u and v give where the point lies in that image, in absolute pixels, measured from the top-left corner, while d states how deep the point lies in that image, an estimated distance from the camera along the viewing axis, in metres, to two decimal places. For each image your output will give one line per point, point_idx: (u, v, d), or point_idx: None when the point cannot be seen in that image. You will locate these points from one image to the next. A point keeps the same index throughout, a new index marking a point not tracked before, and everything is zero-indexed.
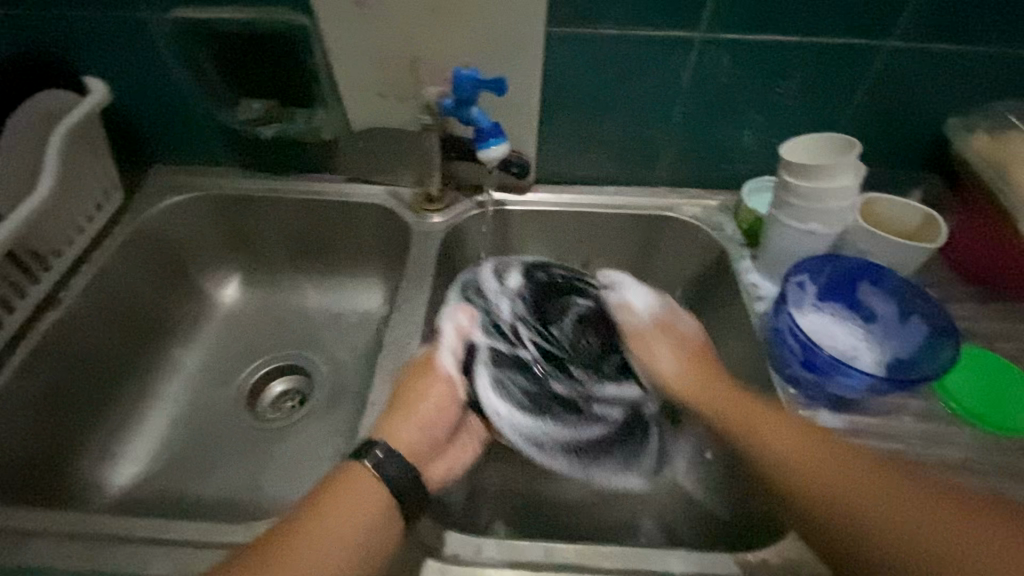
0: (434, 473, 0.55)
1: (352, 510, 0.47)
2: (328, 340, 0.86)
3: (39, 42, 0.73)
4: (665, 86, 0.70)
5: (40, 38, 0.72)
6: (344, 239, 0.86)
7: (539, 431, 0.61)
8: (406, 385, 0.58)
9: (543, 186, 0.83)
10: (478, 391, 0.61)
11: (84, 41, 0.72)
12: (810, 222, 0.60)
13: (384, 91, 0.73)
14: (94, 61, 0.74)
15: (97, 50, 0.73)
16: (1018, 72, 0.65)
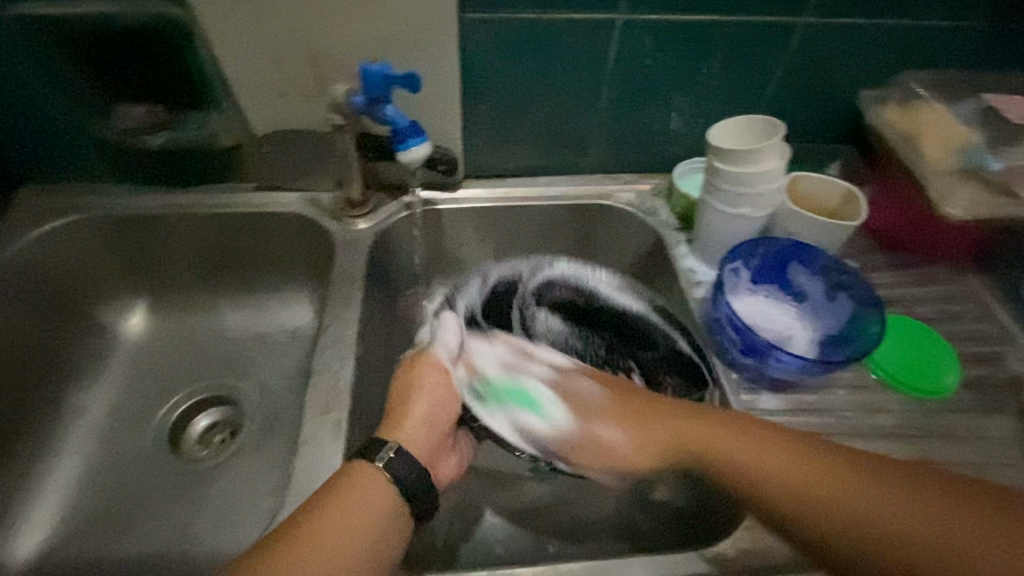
0: (448, 469, 0.56)
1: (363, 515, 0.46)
2: (255, 365, 0.80)
3: None
4: (589, 70, 0.67)
5: None
6: (262, 253, 0.79)
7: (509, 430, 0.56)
8: (404, 380, 0.56)
9: (474, 181, 0.79)
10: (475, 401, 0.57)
11: None
12: (742, 206, 0.60)
13: (288, 89, 0.66)
14: None
15: None
16: (924, 44, 0.67)
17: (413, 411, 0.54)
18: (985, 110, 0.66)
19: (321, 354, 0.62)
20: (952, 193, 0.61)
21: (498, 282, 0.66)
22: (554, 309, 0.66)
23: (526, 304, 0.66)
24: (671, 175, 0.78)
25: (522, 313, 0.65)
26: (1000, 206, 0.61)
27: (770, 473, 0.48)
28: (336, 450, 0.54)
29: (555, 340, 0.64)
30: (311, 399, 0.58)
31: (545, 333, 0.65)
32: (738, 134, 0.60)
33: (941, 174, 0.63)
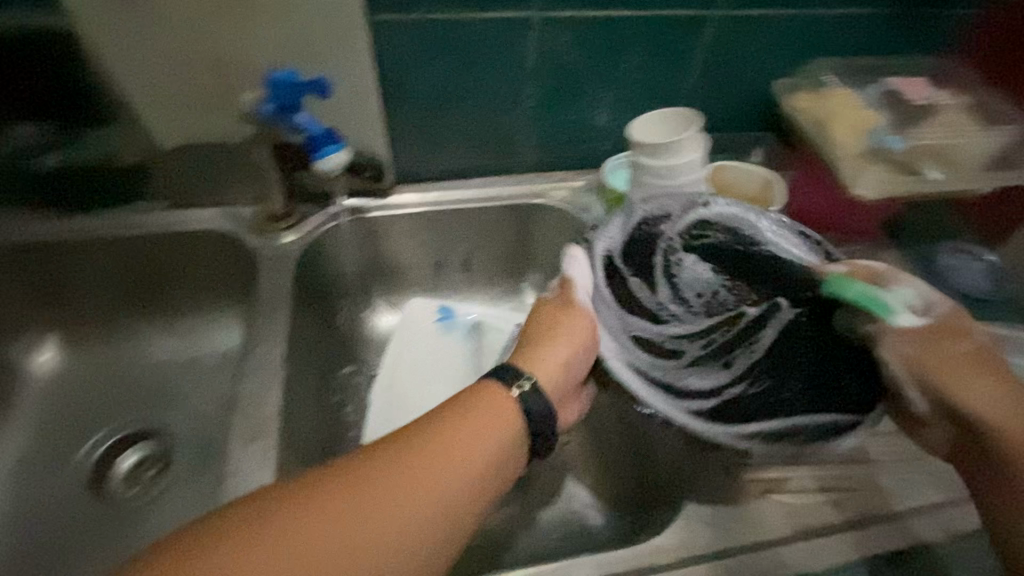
0: (570, 416, 0.52)
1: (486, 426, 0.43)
2: (184, 394, 0.75)
3: None
4: (510, 68, 0.67)
5: None
6: (182, 275, 0.74)
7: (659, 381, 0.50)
8: (549, 318, 0.52)
9: (404, 186, 0.77)
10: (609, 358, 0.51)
11: None
12: (666, 199, 0.61)
13: (192, 101, 0.62)
14: None
15: None
16: (828, 33, 0.70)
17: (556, 351, 0.49)
18: (887, 93, 0.69)
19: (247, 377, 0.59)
20: (862, 174, 0.64)
21: (644, 224, 0.57)
22: (702, 254, 0.55)
23: (671, 248, 0.56)
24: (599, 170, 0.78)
25: (665, 260, 0.55)
26: (907, 184, 0.63)
27: (982, 389, 0.44)
28: (264, 478, 0.52)
29: (705, 292, 0.54)
30: (239, 425, 0.56)
31: (693, 283, 0.54)
32: (661, 124, 0.60)
33: (851, 157, 0.65)
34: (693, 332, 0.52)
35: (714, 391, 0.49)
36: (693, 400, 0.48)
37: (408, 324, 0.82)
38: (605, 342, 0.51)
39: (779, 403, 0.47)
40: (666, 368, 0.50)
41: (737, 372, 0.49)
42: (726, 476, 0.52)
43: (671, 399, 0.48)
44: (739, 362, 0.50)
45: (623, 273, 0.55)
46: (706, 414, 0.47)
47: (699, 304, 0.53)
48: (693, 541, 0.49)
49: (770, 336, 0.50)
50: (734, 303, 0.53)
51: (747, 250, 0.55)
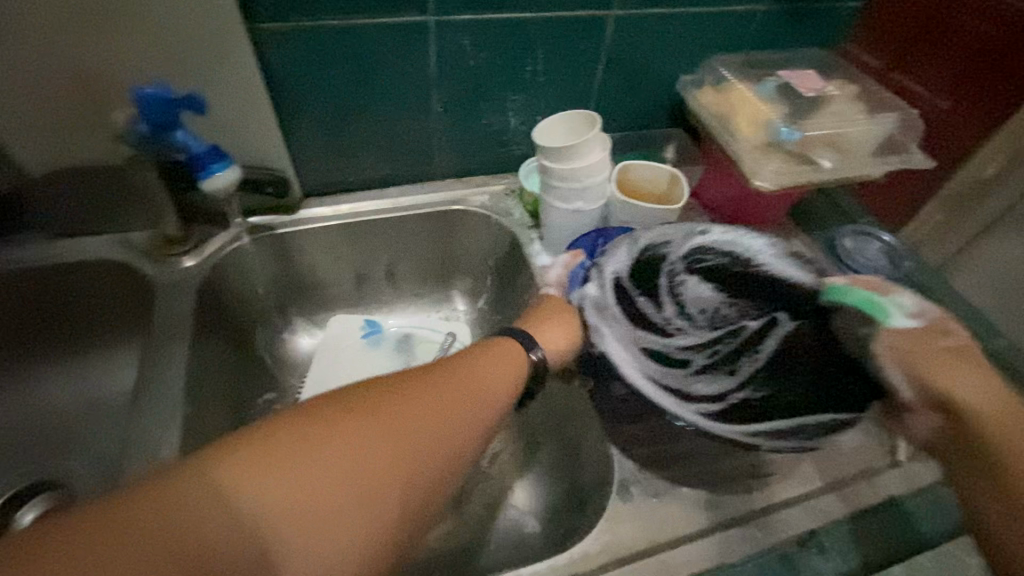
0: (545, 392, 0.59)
1: (507, 365, 0.51)
2: (89, 438, 0.70)
3: None
4: (412, 74, 0.65)
5: None
6: (74, 311, 0.69)
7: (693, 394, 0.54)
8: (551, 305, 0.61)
9: (316, 199, 0.74)
10: (667, 370, 0.56)
11: None
12: (575, 202, 0.61)
13: (56, 122, 0.57)
14: None
15: None
16: (726, 29, 0.72)
17: (553, 329, 0.57)
18: (783, 85, 0.71)
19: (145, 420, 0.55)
20: (761, 166, 0.66)
21: (648, 249, 0.61)
22: (703, 275, 0.62)
23: (676, 272, 0.61)
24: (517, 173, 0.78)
25: (669, 280, 0.61)
26: (804, 173, 0.66)
27: (952, 376, 0.47)
28: None
29: (708, 308, 0.61)
30: (136, 470, 0.52)
31: (696, 301, 0.61)
32: (569, 126, 0.60)
33: (751, 150, 0.67)
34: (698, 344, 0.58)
35: (720, 396, 0.54)
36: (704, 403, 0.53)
37: (329, 343, 0.79)
38: (619, 355, 0.54)
39: (779, 403, 0.53)
40: (677, 376, 0.55)
41: (742, 378, 0.56)
42: (643, 473, 0.53)
43: (683, 401, 0.53)
44: (743, 369, 0.56)
45: (632, 294, 0.59)
46: (717, 415, 0.52)
47: (703, 319, 0.60)
48: (615, 544, 0.49)
49: (769, 347, 0.58)
50: (736, 318, 0.60)
51: (742, 273, 0.60)
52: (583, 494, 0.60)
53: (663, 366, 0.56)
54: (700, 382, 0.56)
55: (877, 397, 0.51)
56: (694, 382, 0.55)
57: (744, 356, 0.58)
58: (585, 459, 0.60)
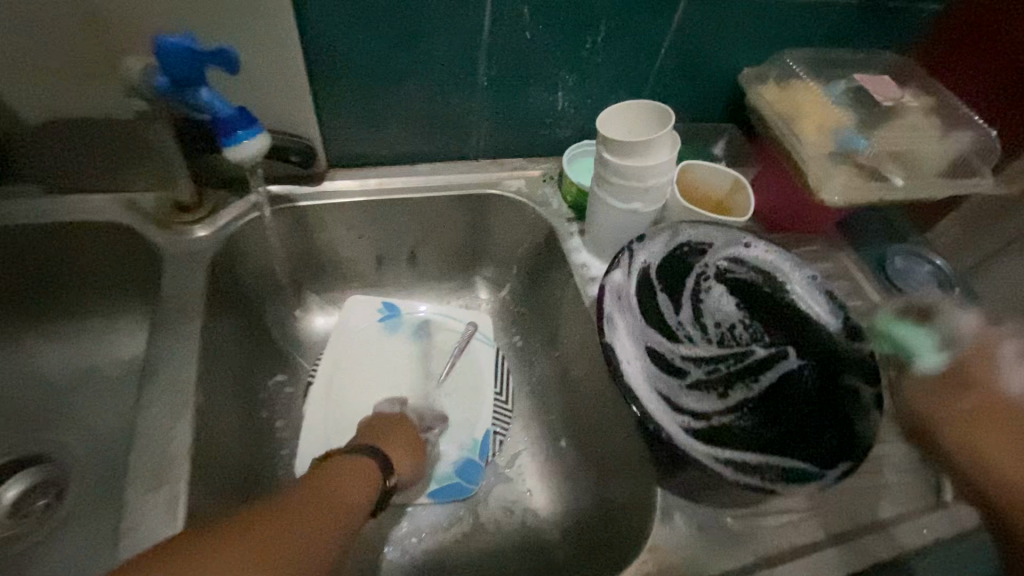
0: None
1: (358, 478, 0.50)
2: (81, 409, 0.65)
3: None
4: (461, 43, 0.58)
5: None
6: (68, 274, 0.63)
7: (672, 406, 0.44)
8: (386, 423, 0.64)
9: (341, 171, 0.68)
10: (658, 375, 0.45)
11: None
12: (632, 202, 0.56)
13: (57, 65, 0.49)
14: None
15: None
16: (802, 21, 0.66)
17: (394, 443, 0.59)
18: (855, 90, 0.67)
19: (150, 411, 0.50)
20: (828, 177, 0.61)
21: (689, 245, 0.52)
22: (730, 286, 0.52)
23: (705, 273, 0.52)
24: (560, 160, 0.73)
25: (694, 283, 0.51)
26: (871, 189, 0.62)
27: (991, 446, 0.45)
28: (173, 529, 0.45)
29: (725, 323, 0.50)
30: (140, 464, 0.47)
31: (715, 312, 0.51)
32: (648, 123, 0.55)
33: (817, 158, 0.63)
34: (700, 356, 0.48)
35: (706, 416, 0.44)
36: (685, 418, 0.43)
37: (343, 329, 0.74)
38: (624, 349, 0.44)
39: (765, 439, 0.43)
40: (670, 382, 0.45)
41: (731, 405, 0.45)
42: (688, 501, 0.50)
43: (667, 409, 0.43)
44: (737, 394, 0.46)
45: (654, 286, 0.50)
46: (698, 435, 0.42)
47: (716, 332, 0.50)
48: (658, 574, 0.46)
49: (768, 379, 0.47)
50: (747, 339, 0.50)
51: (771, 297, 0.51)
52: (613, 509, 0.57)
53: (654, 369, 0.45)
54: (690, 397, 0.45)
55: (855, 455, 0.41)
56: (680, 394, 0.45)
57: (743, 384, 0.47)
58: (618, 472, 0.58)
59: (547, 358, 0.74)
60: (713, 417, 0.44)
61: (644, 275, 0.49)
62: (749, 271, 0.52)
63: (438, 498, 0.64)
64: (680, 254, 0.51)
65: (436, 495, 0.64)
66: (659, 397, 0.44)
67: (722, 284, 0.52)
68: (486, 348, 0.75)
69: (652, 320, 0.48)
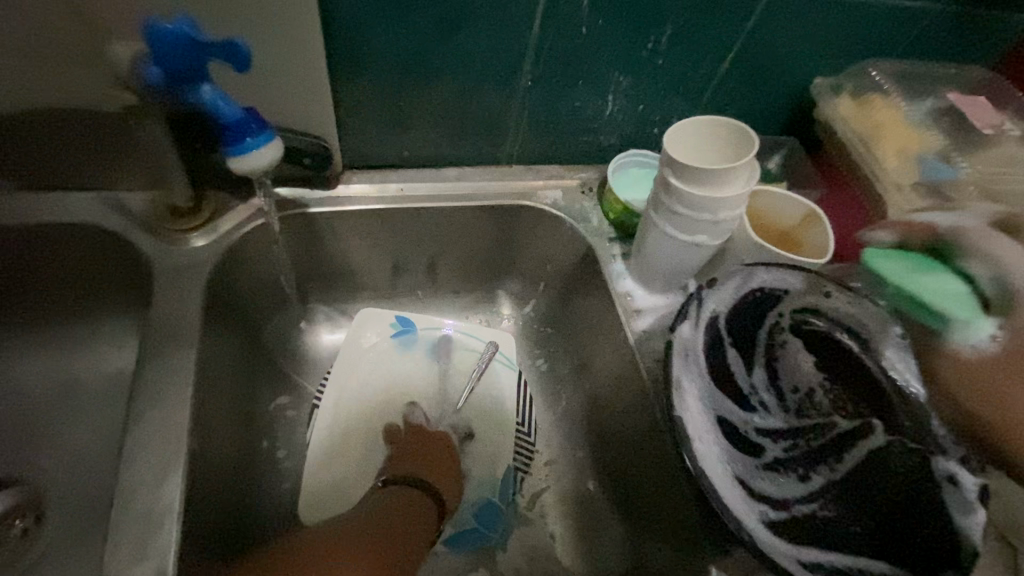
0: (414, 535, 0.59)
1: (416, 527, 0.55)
2: (59, 428, 0.59)
3: None
4: (504, 38, 0.50)
5: None
6: (44, 278, 0.55)
7: (745, 491, 0.39)
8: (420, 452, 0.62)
9: (357, 174, 0.60)
10: (730, 452, 0.40)
11: None
12: (698, 235, 0.49)
13: (30, 44, 0.42)
14: None
15: None
16: (893, 28, 0.58)
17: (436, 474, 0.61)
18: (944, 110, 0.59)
19: (136, 456, 0.44)
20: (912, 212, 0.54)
21: (764, 291, 0.45)
22: (810, 342, 0.45)
23: (780, 327, 0.45)
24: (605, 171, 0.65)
25: (768, 338, 0.45)
26: None
27: None
28: None
29: (802, 388, 0.44)
30: (126, 519, 0.42)
31: (791, 374, 0.45)
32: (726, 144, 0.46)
33: (900, 188, 0.55)
34: (774, 429, 0.43)
35: (783, 504, 0.39)
36: (759, 507, 0.38)
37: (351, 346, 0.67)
38: (695, 422, 0.39)
39: (855, 538, 0.37)
40: (742, 461, 0.40)
41: (811, 490, 0.40)
42: None
43: (742, 497, 0.38)
44: (819, 477, 0.41)
45: (725, 342, 0.44)
46: (775, 529, 0.37)
47: (791, 401, 0.44)
48: None
49: (853, 459, 0.41)
50: (826, 409, 0.44)
51: (856, 359, 0.45)
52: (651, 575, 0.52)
53: (726, 444, 0.40)
54: (763, 479, 0.40)
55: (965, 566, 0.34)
56: (754, 476, 0.40)
57: (824, 462, 0.41)
58: (658, 534, 0.52)
59: (577, 388, 0.67)
60: (791, 504, 0.39)
61: (714, 328, 0.43)
62: (832, 326, 0.46)
63: (454, 544, 0.59)
64: (754, 301, 0.45)
65: (451, 542, 0.59)
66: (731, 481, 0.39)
67: (800, 340, 0.45)
68: (508, 372, 0.68)
69: (723, 384, 0.42)
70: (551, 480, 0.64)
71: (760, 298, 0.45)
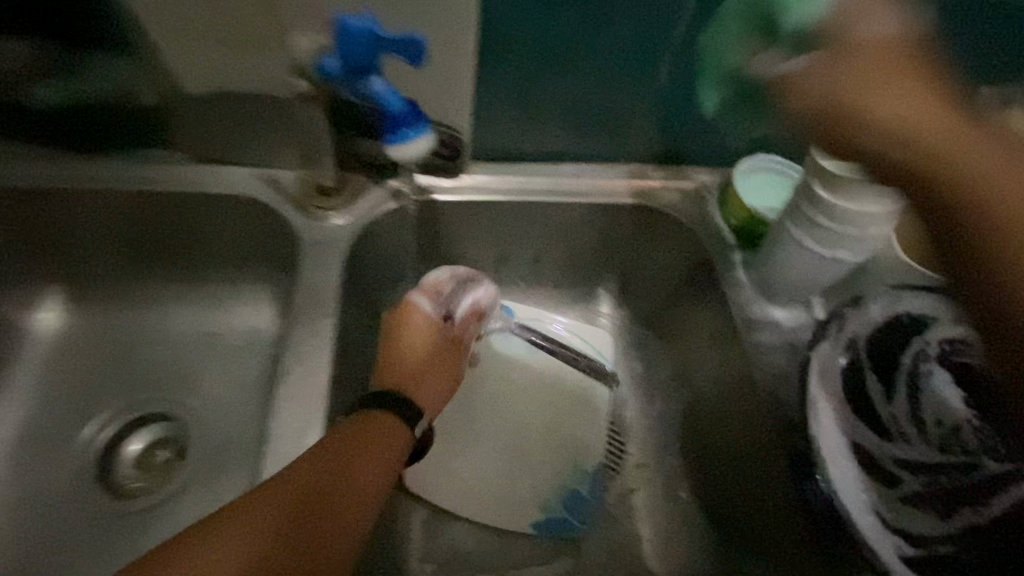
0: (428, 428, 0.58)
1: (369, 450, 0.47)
2: (201, 376, 0.65)
3: None
4: (645, 35, 0.50)
5: None
6: (201, 241, 0.62)
7: (881, 524, 0.38)
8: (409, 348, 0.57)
9: (481, 165, 0.62)
10: (864, 481, 0.39)
11: None
12: (838, 251, 0.49)
13: (228, 32, 0.47)
14: None
15: None
16: None
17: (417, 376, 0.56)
18: None
19: (278, 409, 0.49)
20: None
21: (909, 319, 0.43)
22: (961, 374, 0.42)
23: (926, 355, 0.43)
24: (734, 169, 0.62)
25: (912, 365, 0.43)
26: None
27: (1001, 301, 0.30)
28: None
29: (950, 422, 0.41)
30: (271, 464, 0.47)
31: (936, 405, 0.42)
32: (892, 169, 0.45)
33: None
34: (916, 461, 0.41)
35: (920, 541, 0.38)
36: (896, 541, 0.38)
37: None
38: (830, 442, 0.40)
39: None
40: (877, 492, 0.39)
41: (953, 531, 0.38)
42: None
43: (875, 529, 0.38)
44: (962, 518, 0.39)
45: (863, 366, 0.43)
46: (909, 566, 0.37)
47: (936, 434, 0.41)
48: None
49: (1000, 503, 0.39)
50: (978, 446, 0.41)
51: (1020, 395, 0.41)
52: None
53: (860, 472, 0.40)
54: (900, 512, 0.39)
55: None
56: (891, 509, 0.39)
57: (971, 505, 0.39)
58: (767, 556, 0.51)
59: (675, 396, 0.66)
60: (930, 541, 0.38)
61: (851, 351, 0.43)
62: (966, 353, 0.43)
63: (543, 530, 0.60)
64: (896, 327, 0.43)
65: (541, 525, 0.60)
66: (866, 510, 0.38)
67: (950, 370, 0.43)
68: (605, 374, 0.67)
69: (858, 410, 0.42)
70: (644, 484, 0.64)
71: (904, 326, 0.43)
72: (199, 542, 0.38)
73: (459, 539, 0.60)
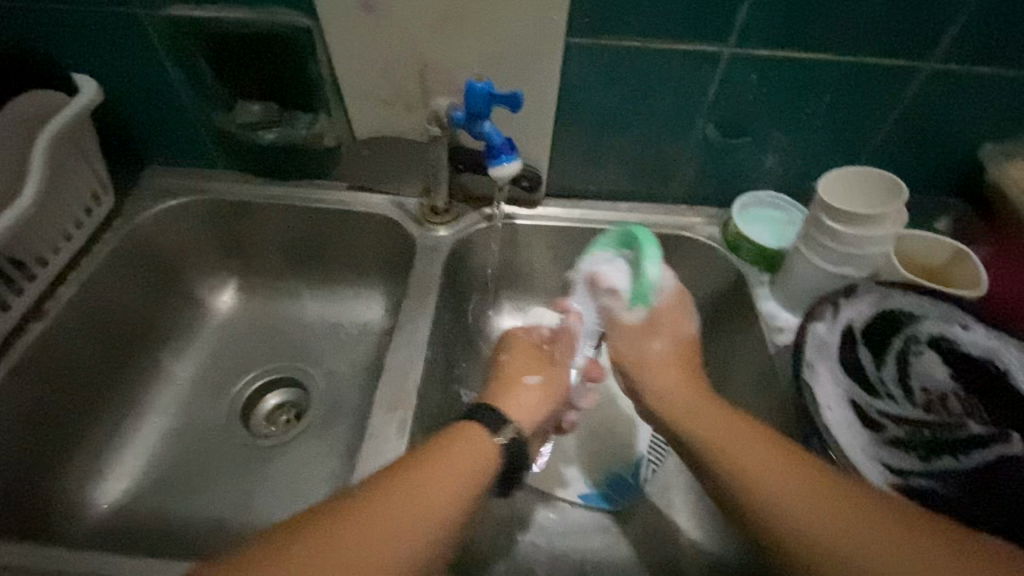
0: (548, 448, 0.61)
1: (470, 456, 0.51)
2: (327, 353, 0.83)
3: (37, 45, 0.70)
4: (686, 100, 0.67)
5: (38, 44, 0.69)
6: (342, 248, 0.83)
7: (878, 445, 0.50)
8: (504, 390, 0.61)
9: (554, 200, 0.80)
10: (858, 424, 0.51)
11: (86, 51, 0.70)
12: (844, 268, 0.59)
13: (392, 97, 0.69)
14: (92, 70, 0.72)
15: (97, 56, 0.70)
16: None
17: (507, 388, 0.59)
18: None
19: (389, 357, 0.65)
20: None
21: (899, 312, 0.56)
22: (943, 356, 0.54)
23: (912, 340, 0.55)
24: (737, 206, 0.73)
25: (902, 347, 0.55)
26: None
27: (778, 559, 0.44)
28: (398, 448, 0.58)
29: (935, 390, 0.53)
30: (379, 396, 0.62)
31: (925, 377, 0.54)
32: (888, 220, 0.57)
33: None
34: (900, 416, 0.52)
35: (900, 471, 0.49)
36: (893, 457, 0.50)
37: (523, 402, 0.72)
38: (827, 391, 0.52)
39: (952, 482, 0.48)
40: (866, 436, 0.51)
41: (933, 467, 0.49)
42: None
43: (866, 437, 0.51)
44: (941, 462, 0.49)
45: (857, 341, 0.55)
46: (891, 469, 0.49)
47: (922, 398, 0.53)
48: None
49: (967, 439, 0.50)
50: (960, 413, 0.52)
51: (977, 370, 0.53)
52: None
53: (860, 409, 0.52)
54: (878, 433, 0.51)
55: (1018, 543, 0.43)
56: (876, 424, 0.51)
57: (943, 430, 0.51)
58: None
59: None
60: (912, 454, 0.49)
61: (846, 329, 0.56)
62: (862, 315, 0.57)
63: (586, 500, 0.69)
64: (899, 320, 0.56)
65: (586, 498, 0.69)
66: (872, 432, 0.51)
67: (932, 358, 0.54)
68: None
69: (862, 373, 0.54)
70: (681, 479, 0.72)
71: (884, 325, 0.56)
72: (329, 528, 0.42)
73: (517, 504, 0.70)
